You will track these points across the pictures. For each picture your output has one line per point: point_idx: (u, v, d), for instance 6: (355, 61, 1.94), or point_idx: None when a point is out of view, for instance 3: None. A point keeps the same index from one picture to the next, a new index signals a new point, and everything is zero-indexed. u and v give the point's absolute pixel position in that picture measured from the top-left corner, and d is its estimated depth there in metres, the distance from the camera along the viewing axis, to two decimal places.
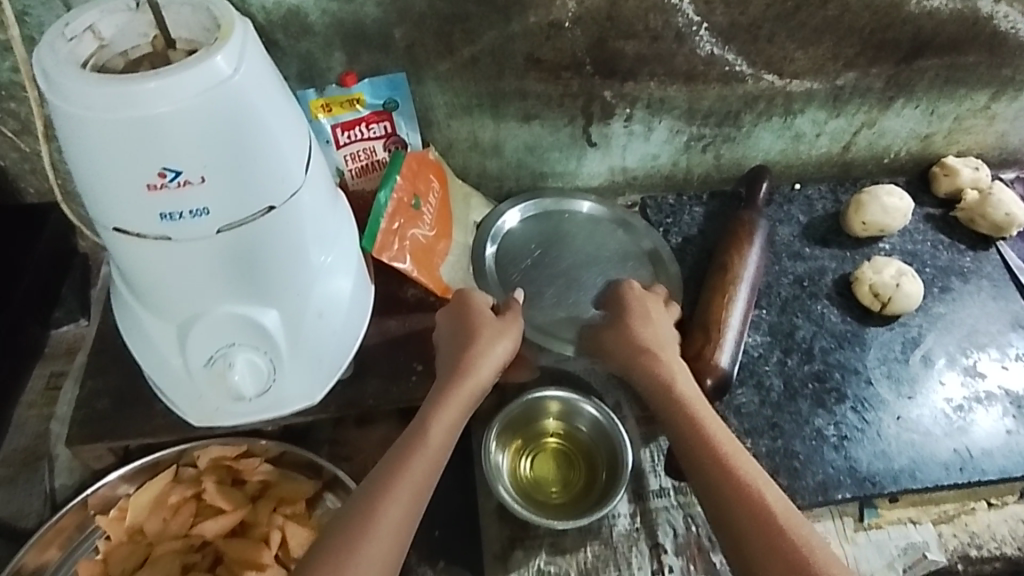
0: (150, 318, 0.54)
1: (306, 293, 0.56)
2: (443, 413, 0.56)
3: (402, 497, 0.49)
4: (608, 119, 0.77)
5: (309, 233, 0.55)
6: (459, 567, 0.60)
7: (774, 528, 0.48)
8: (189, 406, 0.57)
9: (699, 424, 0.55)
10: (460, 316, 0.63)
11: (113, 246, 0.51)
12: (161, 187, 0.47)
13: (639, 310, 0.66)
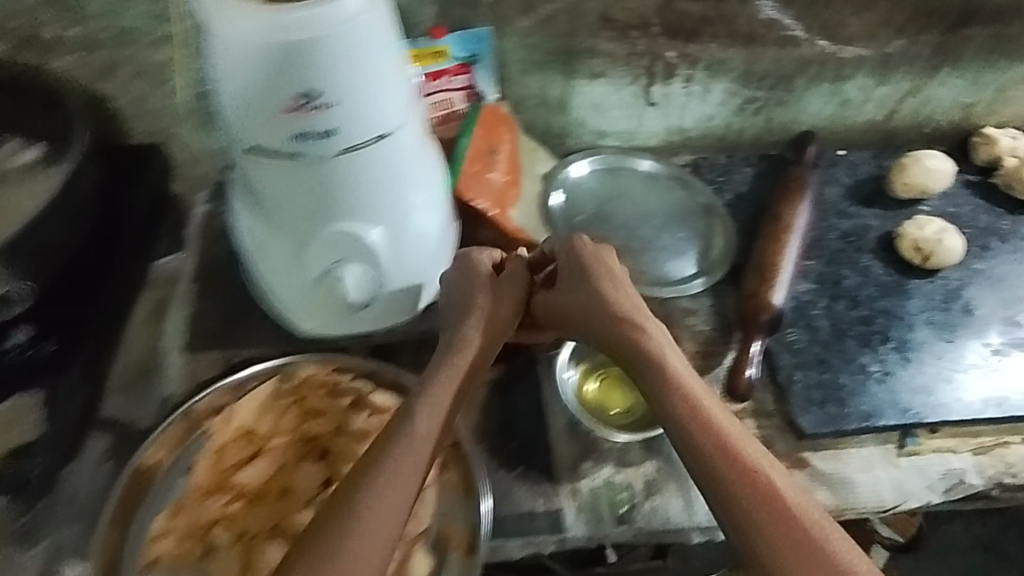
0: (272, 235, 0.60)
1: (407, 217, 0.61)
2: (428, 400, 0.57)
3: (396, 485, 0.51)
4: (669, 79, 0.82)
5: (411, 161, 0.60)
6: (534, 474, 0.65)
7: (785, 519, 0.49)
8: (304, 315, 0.63)
9: (696, 409, 0.54)
10: (452, 292, 0.65)
11: (246, 165, 0.57)
12: (296, 110, 0.52)
13: (603, 270, 0.64)
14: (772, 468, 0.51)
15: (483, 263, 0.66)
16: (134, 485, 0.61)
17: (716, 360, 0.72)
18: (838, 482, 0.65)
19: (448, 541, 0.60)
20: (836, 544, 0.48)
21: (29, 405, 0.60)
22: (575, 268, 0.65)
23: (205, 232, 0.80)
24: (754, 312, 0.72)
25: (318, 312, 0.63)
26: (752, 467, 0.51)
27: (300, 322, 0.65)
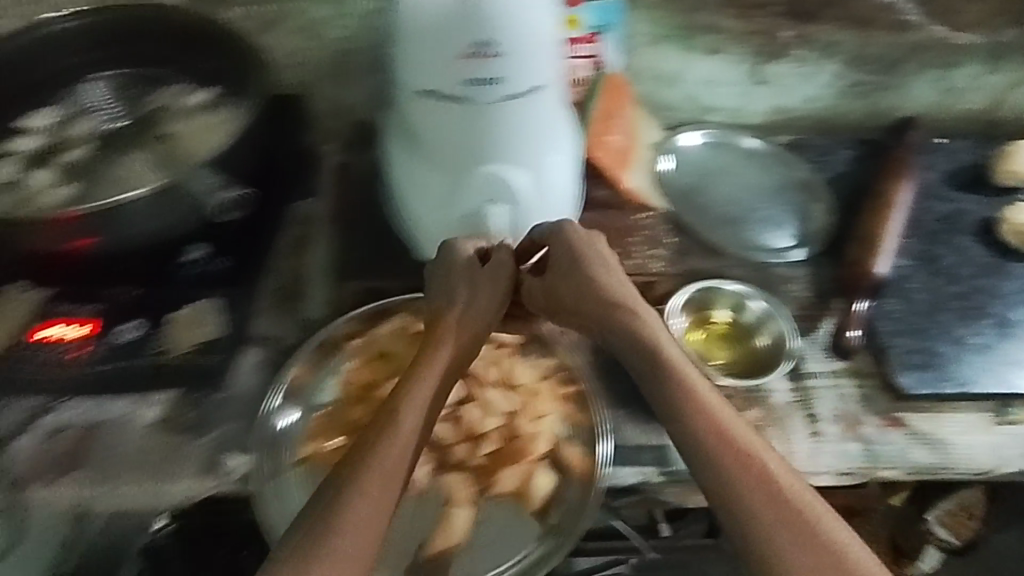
0: (428, 175, 0.66)
1: (548, 165, 0.67)
2: (411, 396, 0.57)
3: (373, 481, 0.51)
4: (780, 59, 0.90)
5: (555, 113, 0.65)
6: (644, 412, 0.70)
7: (785, 506, 0.48)
8: None
9: (693, 397, 0.56)
10: (443, 282, 0.65)
11: (414, 108, 0.63)
12: (471, 57, 0.58)
13: (598, 258, 0.67)
14: (768, 455, 0.52)
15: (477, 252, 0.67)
16: (292, 393, 0.68)
17: (818, 324, 0.76)
18: (933, 442, 0.68)
19: (571, 465, 0.65)
20: (831, 527, 0.47)
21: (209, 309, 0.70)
22: (569, 253, 0.66)
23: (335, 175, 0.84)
24: (855, 281, 0.77)
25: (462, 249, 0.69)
26: (746, 455, 0.51)
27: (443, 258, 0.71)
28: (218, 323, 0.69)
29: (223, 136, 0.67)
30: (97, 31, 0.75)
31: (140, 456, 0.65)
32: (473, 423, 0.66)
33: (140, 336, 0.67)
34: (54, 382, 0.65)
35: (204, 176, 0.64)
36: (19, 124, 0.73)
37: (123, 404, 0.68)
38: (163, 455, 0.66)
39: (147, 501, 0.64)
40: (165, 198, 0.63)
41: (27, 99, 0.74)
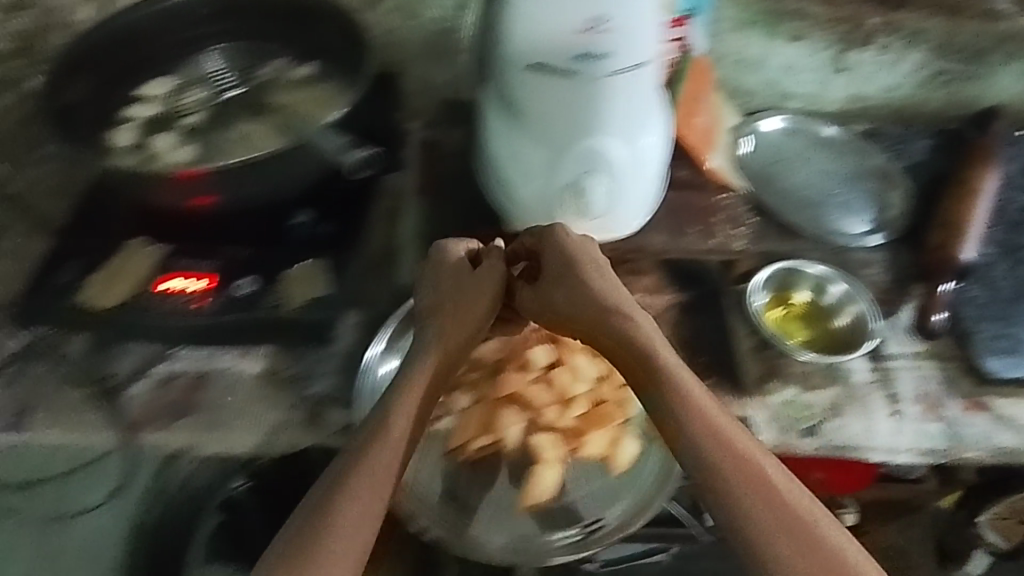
0: (528, 146, 0.69)
1: (642, 138, 0.70)
2: (403, 401, 0.61)
3: (365, 491, 0.56)
4: (863, 47, 0.91)
5: (654, 88, 0.68)
6: (724, 385, 0.73)
7: (773, 513, 0.54)
8: (540, 219, 0.73)
9: (689, 410, 0.59)
10: (430, 287, 0.68)
11: (521, 81, 0.65)
12: (586, 32, 0.60)
13: (588, 261, 0.68)
14: (759, 456, 0.57)
15: (460, 261, 0.70)
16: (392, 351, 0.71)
17: (899, 307, 0.77)
18: (1014, 427, 0.69)
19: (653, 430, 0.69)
20: (823, 528, 0.54)
21: (315, 270, 0.72)
22: (561, 260, 0.68)
23: (419, 149, 0.86)
24: (939, 264, 0.78)
25: (554, 217, 0.72)
26: (744, 463, 0.56)
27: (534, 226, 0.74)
28: (324, 278, 0.72)
29: (336, 107, 0.71)
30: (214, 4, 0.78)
31: (244, 406, 0.69)
32: (564, 387, 0.69)
33: (253, 291, 0.70)
34: (173, 330, 0.68)
35: (322, 139, 0.70)
36: (143, 91, 0.77)
37: (229, 356, 0.72)
38: (268, 403, 0.69)
39: (253, 450, 0.68)
40: (284, 159, 0.68)
41: (148, 68, 0.78)
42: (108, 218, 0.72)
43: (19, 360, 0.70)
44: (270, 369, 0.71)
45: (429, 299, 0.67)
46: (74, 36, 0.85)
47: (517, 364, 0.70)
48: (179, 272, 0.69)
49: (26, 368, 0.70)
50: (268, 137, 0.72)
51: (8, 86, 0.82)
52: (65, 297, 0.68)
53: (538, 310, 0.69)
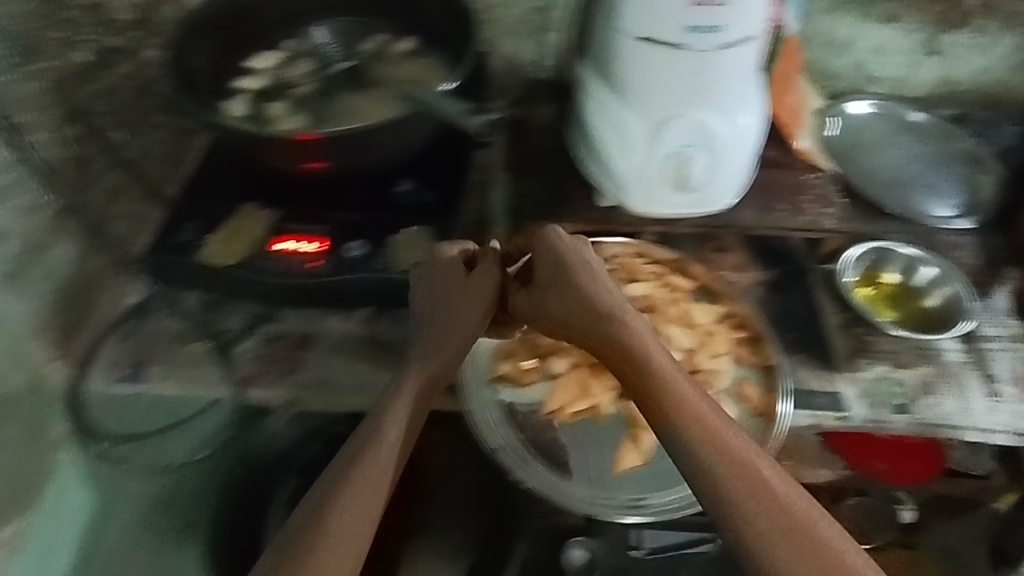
0: (632, 119, 0.70)
1: (744, 114, 0.70)
2: (397, 407, 0.61)
3: (358, 498, 0.54)
4: (960, 28, 0.86)
5: (758, 64, 0.69)
6: (814, 361, 0.73)
7: (768, 509, 0.50)
8: (638, 194, 0.74)
9: (673, 405, 0.57)
10: (427, 287, 0.69)
11: (631, 53, 0.67)
12: (701, 3, 0.61)
13: (582, 267, 0.69)
14: (753, 449, 0.54)
15: (454, 261, 0.70)
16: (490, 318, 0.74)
17: (993, 290, 0.77)
18: None
19: (746, 399, 0.71)
20: (830, 534, 0.50)
21: (417, 237, 0.73)
22: (555, 264, 0.70)
23: (509, 125, 0.88)
24: None
25: (653, 191, 0.73)
26: (736, 455, 0.53)
27: (630, 197, 0.75)
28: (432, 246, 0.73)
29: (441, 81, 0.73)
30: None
31: (349, 366, 0.72)
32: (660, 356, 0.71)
33: (365, 253, 0.71)
34: (287, 289, 0.70)
35: (440, 108, 0.70)
36: (253, 64, 0.79)
37: (332, 320, 0.75)
38: (373, 361, 0.72)
39: (357, 408, 0.71)
40: (396, 127, 0.68)
41: (260, 41, 0.82)
42: (225, 187, 0.76)
43: (134, 317, 0.74)
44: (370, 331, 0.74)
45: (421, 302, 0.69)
46: (185, 11, 0.78)
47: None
48: (293, 235, 0.72)
49: (142, 324, 0.73)
50: (377, 113, 0.73)
51: (127, 58, 0.77)
52: (186, 255, 0.70)
53: (534, 313, 0.71)
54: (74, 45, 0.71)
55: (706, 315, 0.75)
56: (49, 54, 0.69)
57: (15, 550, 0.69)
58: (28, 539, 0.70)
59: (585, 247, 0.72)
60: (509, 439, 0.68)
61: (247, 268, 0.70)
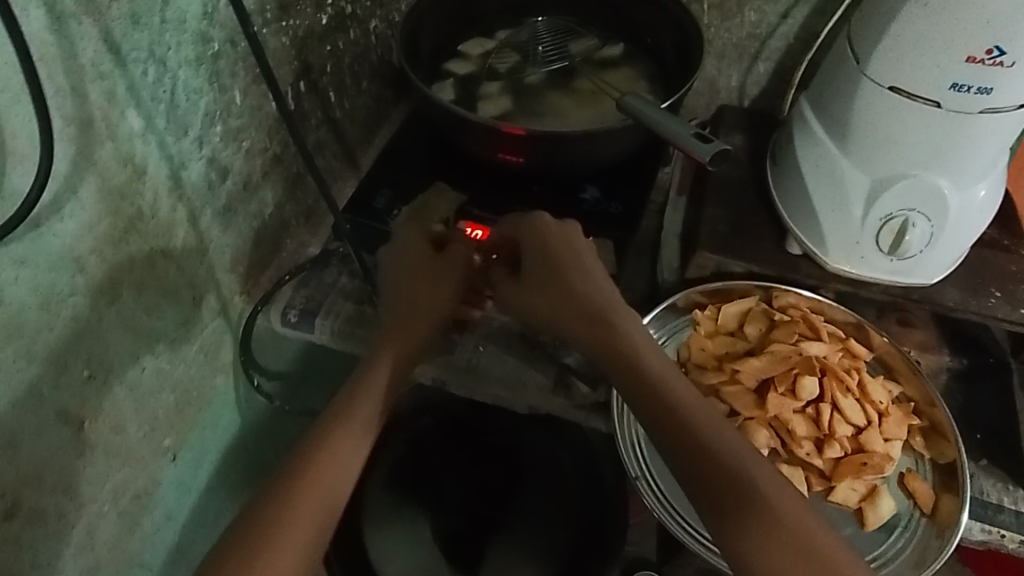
0: (850, 166, 0.67)
1: (978, 184, 0.65)
2: (382, 359, 0.59)
3: (321, 474, 0.51)
4: None
5: (1013, 136, 0.63)
6: (1000, 469, 0.67)
7: (780, 548, 0.45)
8: (837, 245, 0.70)
9: (674, 424, 0.52)
10: (399, 264, 0.66)
11: (872, 100, 0.63)
12: (979, 60, 0.57)
13: (566, 255, 0.63)
14: (764, 473, 0.49)
15: (421, 241, 0.68)
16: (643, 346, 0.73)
17: None
18: None
19: (913, 495, 0.64)
20: (837, 553, 0.46)
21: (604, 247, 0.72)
22: (539, 255, 0.63)
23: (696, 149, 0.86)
24: None
25: (854, 246, 0.69)
26: (743, 485, 0.48)
27: (828, 252, 0.71)
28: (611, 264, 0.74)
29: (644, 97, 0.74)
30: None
31: (503, 355, 0.74)
32: (831, 427, 0.65)
33: None
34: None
35: (670, 132, 0.61)
36: (462, 47, 0.83)
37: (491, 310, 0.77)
38: (527, 354, 0.74)
39: (498, 403, 0.73)
40: (596, 139, 0.67)
41: (474, 26, 0.85)
42: (416, 157, 0.82)
43: (313, 267, 0.80)
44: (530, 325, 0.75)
45: (395, 273, 0.66)
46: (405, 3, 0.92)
47: (787, 388, 0.66)
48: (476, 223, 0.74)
49: (318, 275, 0.80)
50: (586, 121, 0.76)
51: (355, 23, 0.82)
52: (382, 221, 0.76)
53: (518, 306, 0.64)
54: (322, 8, 0.75)
55: (883, 393, 0.68)
56: (301, 12, 0.72)
57: (173, 458, 0.74)
58: (186, 449, 0.76)
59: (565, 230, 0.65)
60: (646, 468, 0.67)
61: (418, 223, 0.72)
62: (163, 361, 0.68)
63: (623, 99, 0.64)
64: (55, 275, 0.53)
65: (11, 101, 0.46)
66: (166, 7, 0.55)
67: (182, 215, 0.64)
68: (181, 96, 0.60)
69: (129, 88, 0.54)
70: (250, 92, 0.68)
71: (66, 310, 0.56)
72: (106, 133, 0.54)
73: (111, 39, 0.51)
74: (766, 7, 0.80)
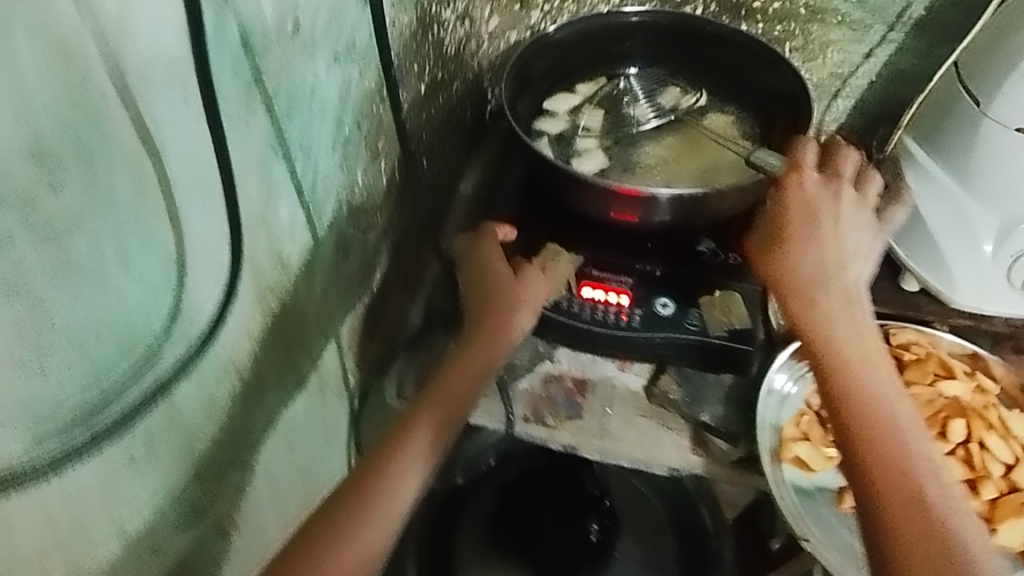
0: (975, 208, 0.68)
1: None
2: (452, 375, 0.63)
3: (377, 492, 0.54)
4: None
5: None
6: None
7: (912, 525, 0.46)
8: (968, 285, 0.69)
9: (839, 387, 0.52)
10: (471, 277, 0.69)
11: (998, 142, 0.64)
12: None
13: (817, 220, 0.60)
14: (917, 447, 0.50)
15: (492, 249, 0.71)
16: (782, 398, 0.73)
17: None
18: None
19: None
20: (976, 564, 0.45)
21: (735, 296, 0.71)
22: (795, 198, 0.62)
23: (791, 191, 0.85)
24: None
25: (986, 284, 0.69)
26: (890, 458, 0.49)
27: (956, 292, 0.70)
28: (758, 318, 0.70)
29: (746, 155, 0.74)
30: (652, 31, 0.81)
31: (633, 414, 0.73)
32: (984, 467, 0.67)
33: (675, 311, 0.70)
34: (597, 341, 0.70)
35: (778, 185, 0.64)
36: (548, 104, 0.81)
37: (610, 367, 0.77)
38: (658, 412, 0.73)
39: (638, 464, 0.71)
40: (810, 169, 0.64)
41: (564, 80, 0.83)
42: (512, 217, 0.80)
43: (417, 339, 0.76)
44: (656, 382, 0.75)
45: (473, 299, 0.68)
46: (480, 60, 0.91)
47: (936, 431, 0.68)
48: (598, 283, 0.72)
49: (427, 340, 0.76)
50: (694, 174, 0.74)
51: (444, 87, 0.81)
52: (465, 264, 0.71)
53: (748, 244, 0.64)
54: (422, 76, 0.73)
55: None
56: (409, 84, 0.70)
57: None
58: None
59: (841, 203, 0.61)
60: (799, 511, 0.67)
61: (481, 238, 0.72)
62: (291, 450, 0.66)
63: (751, 155, 0.67)
64: (218, 384, 0.51)
65: (197, 212, 0.43)
66: (313, 98, 0.53)
67: (315, 301, 0.62)
68: (320, 183, 0.57)
69: (284, 182, 0.52)
70: (369, 169, 0.66)
71: (225, 417, 0.53)
72: (263, 229, 0.51)
73: (274, 138, 0.49)
74: (850, 47, 0.82)
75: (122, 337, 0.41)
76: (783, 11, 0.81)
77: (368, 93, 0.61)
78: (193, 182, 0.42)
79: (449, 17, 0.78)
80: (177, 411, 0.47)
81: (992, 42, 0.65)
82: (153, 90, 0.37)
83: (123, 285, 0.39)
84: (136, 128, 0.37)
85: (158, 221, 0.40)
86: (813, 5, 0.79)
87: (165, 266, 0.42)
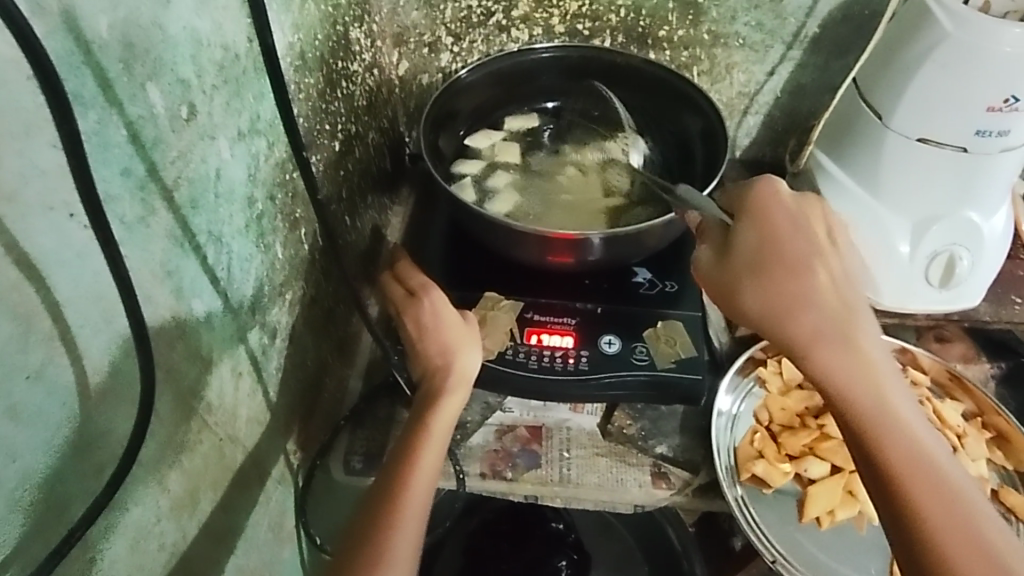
0: (888, 214, 0.71)
1: (994, 211, 0.70)
2: (424, 456, 0.56)
3: (380, 550, 0.50)
4: None
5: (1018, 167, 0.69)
6: None
7: (959, 557, 0.44)
8: (893, 289, 0.73)
9: (845, 422, 0.49)
10: (409, 321, 0.65)
11: (901, 152, 0.68)
12: (999, 109, 0.62)
13: (789, 256, 0.53)
14: (942, 472, 0.47)
15: (417, 292, 0.67)
16: (733, 419, 0.74)
17: None
18: None
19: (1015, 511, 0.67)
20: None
21: (675, 327, 0.71)
22: (757, 225, 0.55)
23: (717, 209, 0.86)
24: None
25: (907, 285, 0.73)
26: (919, 479, 0.46)
27: (881, 296, 0.74)
28: (701, 342, 0.70)
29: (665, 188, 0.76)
30: (563, 67, 0.81)
31: (590, 456, 0.72)
32: None
33: (620, 348, 0.69)
34: (548, 391, 0.67)
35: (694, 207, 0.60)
36: (470, 143, 0.79)
37: (561, 409, 0.76)
38: (616, 450, 0.73)
39: (602, 507, 0.70)
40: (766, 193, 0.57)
41: (481, 123, 0.82)
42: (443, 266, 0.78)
43: (363, 407, 0.73)
44: (610, 420, 0.74)
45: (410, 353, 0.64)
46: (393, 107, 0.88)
47: None
48: (543, 328, 0.70)
49: (372, 410, 0.73)
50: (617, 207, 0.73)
51: (359, 140, 0.78)
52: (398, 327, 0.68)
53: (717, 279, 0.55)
54: (335, 135, 0.71)
55: (957, 415, 0.72)
56: (321, 145, 0.67)
57: None
58: None
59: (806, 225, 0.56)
60: (761, 526, 0.68)
61: (426, 290, 0.67)
62: (233, 552, 0.61)
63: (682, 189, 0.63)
64: (140, 509, 0.46)
65: (95, 333, 0.38)
66: (219, 182, 0.49)
67: (243, 391, 0.57)
68: (235, 268, 0.53)
69: (195, 277, 0.48)
70: (289, 241, 0.62)
71: (153, 543, 0.48)
72: (176, 332, 0.46)
73: (177, 233, 0.45)
74: (753, 67, 0.84)
75: (18, 493, 0.35)
76: (688, 38, 0.83)
77: (277, 164, 0.58)
78: (89, 302, 0.37)
79: (356, 70, 0.75)
80: (95, 552, 0.42)
81: (882, 56, 0.68)
82: (27, 214, 0.33)
83: (13, 435, 0.34)
84: (12, 260, 0.32)
85: (50, 353, 0.35)
86: (714, 31, 0.82)
87: (63, 400, 0.37)
